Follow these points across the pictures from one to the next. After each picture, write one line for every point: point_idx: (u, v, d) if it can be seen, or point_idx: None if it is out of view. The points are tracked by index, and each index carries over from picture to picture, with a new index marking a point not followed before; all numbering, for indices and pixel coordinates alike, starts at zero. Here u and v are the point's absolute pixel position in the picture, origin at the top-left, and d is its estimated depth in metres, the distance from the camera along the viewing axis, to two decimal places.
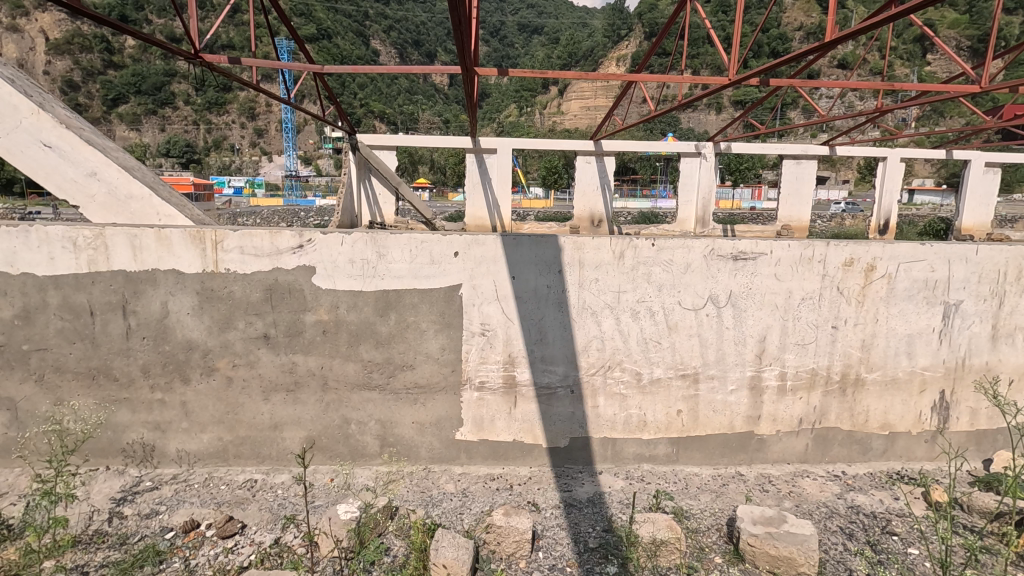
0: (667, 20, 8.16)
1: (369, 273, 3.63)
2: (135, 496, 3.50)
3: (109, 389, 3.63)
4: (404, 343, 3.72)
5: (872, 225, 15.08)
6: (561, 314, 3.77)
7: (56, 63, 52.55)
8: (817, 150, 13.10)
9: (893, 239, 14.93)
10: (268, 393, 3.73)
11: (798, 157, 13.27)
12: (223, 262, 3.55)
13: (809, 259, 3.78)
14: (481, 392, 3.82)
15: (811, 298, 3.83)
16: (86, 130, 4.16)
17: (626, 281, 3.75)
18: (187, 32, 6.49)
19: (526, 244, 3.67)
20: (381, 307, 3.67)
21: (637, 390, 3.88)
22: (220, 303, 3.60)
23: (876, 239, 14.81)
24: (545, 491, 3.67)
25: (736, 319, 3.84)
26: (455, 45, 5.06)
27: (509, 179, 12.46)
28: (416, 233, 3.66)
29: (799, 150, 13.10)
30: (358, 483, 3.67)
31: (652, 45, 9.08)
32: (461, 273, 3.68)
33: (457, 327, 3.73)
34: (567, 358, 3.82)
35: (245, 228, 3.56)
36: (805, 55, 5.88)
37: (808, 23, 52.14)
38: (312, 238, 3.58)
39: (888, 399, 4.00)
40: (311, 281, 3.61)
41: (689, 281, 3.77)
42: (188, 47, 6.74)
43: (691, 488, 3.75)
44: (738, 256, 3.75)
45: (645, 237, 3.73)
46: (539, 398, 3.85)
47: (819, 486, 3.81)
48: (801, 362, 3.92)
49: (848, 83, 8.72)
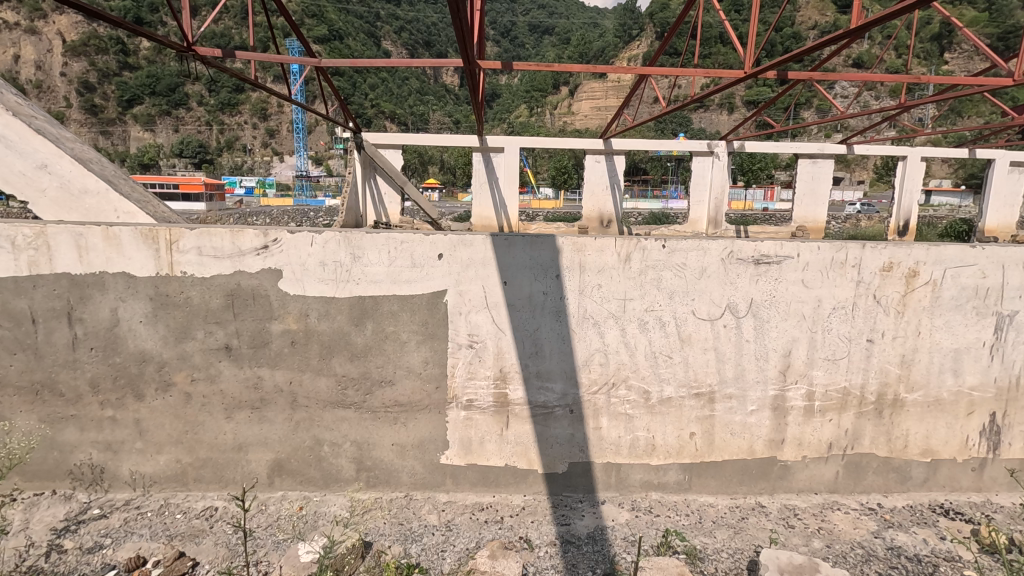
0: (677, 17, 7.61)
1: (343, 277, 3.23)
2: (79, 527, 3.11)
3: (54, 406, 3.25)
4: (383, 356, 3.31)
5: (891, 227, 14.55)
6: (559, 324, 3.34)
7: (73, 65, 53.53)
8: (834, 148, 12.63)
9: (914, 240, 14.37)
10: (231, 411, 3.34)
11: (815, 155, 12.79)
12: (178, 264, 3.17)
13: (842, 262, 3.32)
14: (470, 411, 3.40)
15: (843, 308, 3.38)
16: (39, 118, 3.80)
17: (635, 287, 3.31)
18: (180, 25, 6.66)
19: (521, 246, 3.25)
20: (356, 316, 3.27)
21: (645, 411, 3.44)
22: (176, 310, 3.22)
23: (896, 240, 14.27)
24: (540, 526, 3.23)
25: (757, 331, 3.39)
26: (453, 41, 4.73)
27: (517, 178, 12.07)
28: (395, 233, 3.24)
29: (815, 148, 12.63)
30: (329, 514, 3.27)
31: (663, 45, 8.47)
32: (446, 278, 3.27)
33: (441, 338, 3.32)
34: (566, 374, 3.39)
35: (203, 227, 3.17)
36: (817, 49, 5.40)
37: (824, 22, 51.22)
38: (280, 237, 3.19)
39: (931, 423, 3.53)
40: (278, 286, 3.22)
41: (705, 288, 3.33)
42: (182, 40, 6.95)
43: (706, 522, 3.31)
44: (761, 259, 3.30)
45: (655, 238, 3.30)
46: (535, 417, 3.42)
47: (852, 522, 3.35)
48: (832, 380, 3.46)
49: (870, 78, 8.30)
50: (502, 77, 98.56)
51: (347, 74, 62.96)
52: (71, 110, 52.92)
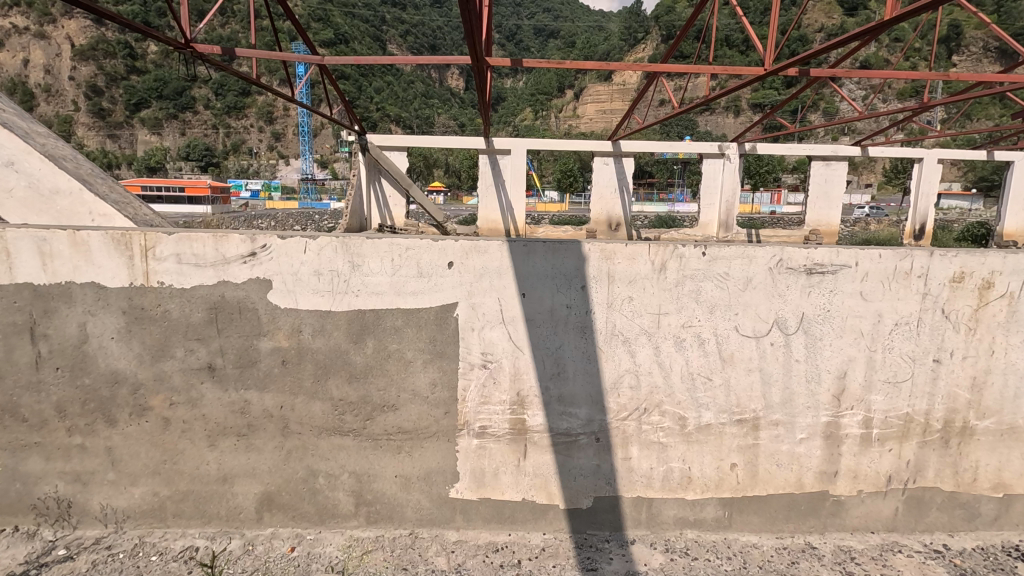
0: (688, 16, 7.35)
1: (340, 289, 2.86)
2: (40, 571, 2.71)
3: (15, 433, 2.89)
4: (385, 377, 2.94)
5: (907, 230, 14.92)
6: (584, 342, 2.95)
7: (82, 69, 53.94)
8: (847, 151, 12.58)
9: (931, 244, 14.70)
10: (215, 438, 2.97)
11: (827, 158, 12.74)
12: (156, 273, 2.80)
13: (906, 272, 2.93)
14: (482, 439, 3.02)
15: (907, 324, 2.98)
16: (12, 115, 3.49)
17: (672, 300, 2.93)
18: (179, 23, 6.45)
19: (541, 254, 2.87)
20: (355, 332, 2.89)
21: (681, 439, 3.05)
22: (153, 325, 2.84)
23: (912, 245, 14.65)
24: (563, 572, 2.82)
25: (809, 349, 2.99)
26: (466, 40, 4.50)
27: (524, 181, 11.76)
28: (398, 238, 2.87)
29: (828, 150, 12.57)
30: (326, 556, 2.89)
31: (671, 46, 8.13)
32: (457, 288, 2.89)
33: (451, 357, 2.94)
34: (591, 398, 2.99)
35: (184, 232, 2.82)
36: (823, 50, 5.21)
37: (832, 24, 50.71)
38: (270, 241, 2.82)
39: (1004, 453, 3.13)
40: (266, 297, 2.85)
41: (751, 300, 2.94)
42: (180, 36, 6.70)
43: (751, 569, 2.90)
44: (813, 268, 2.91)
45: (694, 244, 2.91)
46: (556, 447, 3.04)
47: (920, 568, 2.92)
48: (892, 405, 3.06)
49: (889, 74, 8.22)
50: (507, 80, 98.25)
51: (352, 77, 62.72)
52: (79, 114, 53.31)
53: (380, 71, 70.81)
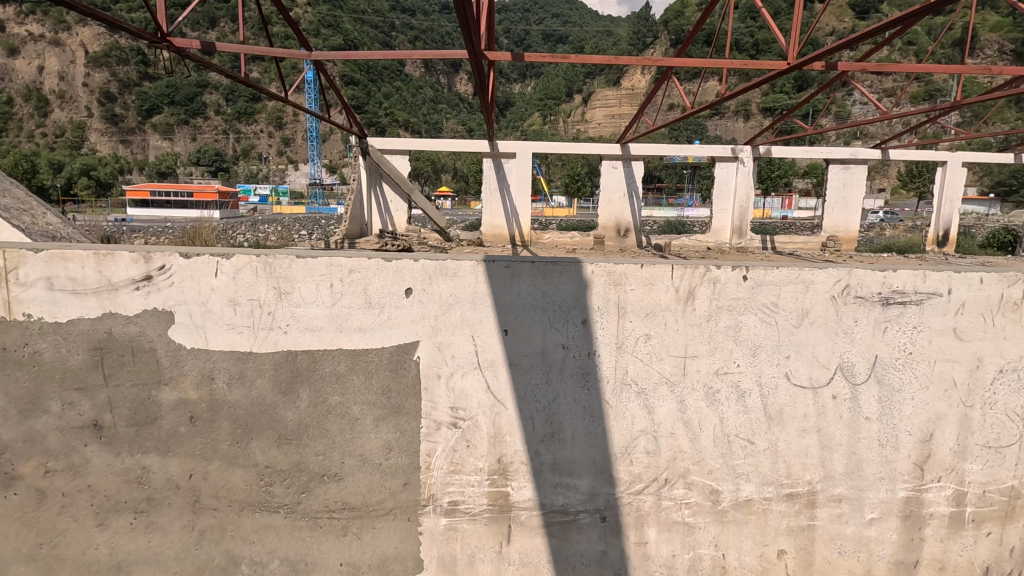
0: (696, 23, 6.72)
1: (261, 324, 2.19)
2: None
3: None
4: (324, 438, 2.25)
5: (930, 237, 14.18)
6: (586, 394, 2.25)
7: (95, 75, 54.48)
8: (868, 154, 12.01)
9: (954, 252, 13.98)
10: (104, 517, 2.23)
11: (846, 161, 12.13)
12: (21, 303, 2.13)
13: (1015, 301, 2.20)
14: (453, 518, 2.28)
15: (1010, 371, 2.24)
16: None
17: (702, 338, 2.21)
18: (156, 14, 5.96)
19: (528, 276, 2.17)
20: (283, 380, 2.22)
21: (715, 517, 2.31)
22: (19, 370, 2.16)
23: (934, 252, 13.92)
24: None
25: (884, 406, 2.27)
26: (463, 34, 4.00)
27: (530, 185, 11.08)
28: (340, 258, 2.18)
29: (847, 153, 12.01)
30: None
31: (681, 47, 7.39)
32: (416, 322, 2.20)
33: (410, 414, 2.25)
34: (595, 466, 2.28)
35: (58, 250, 2.15)
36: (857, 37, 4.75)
37: (843, 27, 49.96)
38: (171, 262, 2.15)
39: None
40: (168, 335, 2.19)
41: (808, 339, 2.22)
42: (157, 29, 6.17)
43: None
44: (892, 297, 2.19)
45: (734, 268, 2.20)
46: (551, 529, 2.29)
47: None
48: (993, 476, 2.32)
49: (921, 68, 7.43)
50: (516, 86, 97.81)
51: (360, 82, 62.57)
52: (92, 119, 53.55)
53: (389, 77, 70.61)
